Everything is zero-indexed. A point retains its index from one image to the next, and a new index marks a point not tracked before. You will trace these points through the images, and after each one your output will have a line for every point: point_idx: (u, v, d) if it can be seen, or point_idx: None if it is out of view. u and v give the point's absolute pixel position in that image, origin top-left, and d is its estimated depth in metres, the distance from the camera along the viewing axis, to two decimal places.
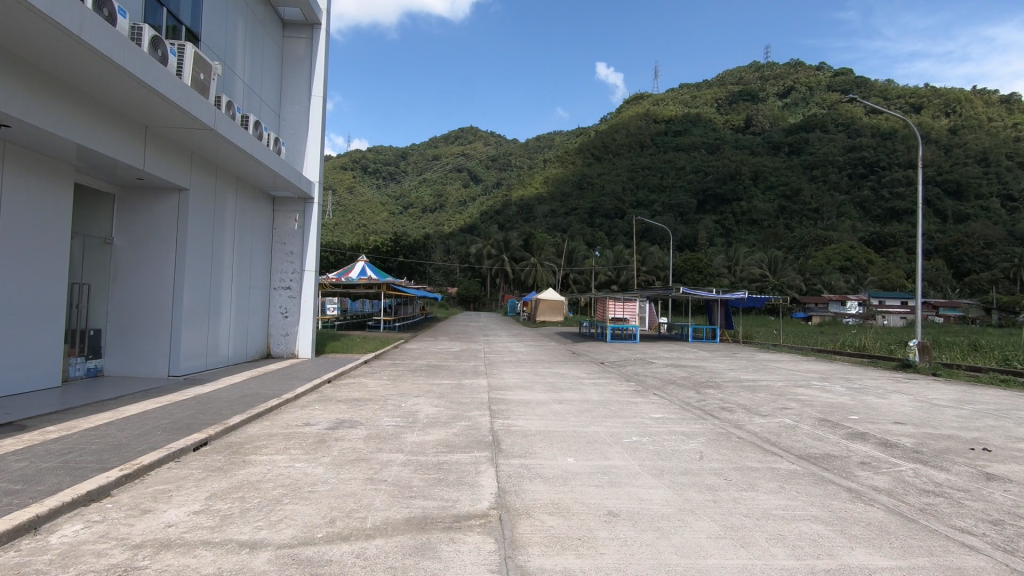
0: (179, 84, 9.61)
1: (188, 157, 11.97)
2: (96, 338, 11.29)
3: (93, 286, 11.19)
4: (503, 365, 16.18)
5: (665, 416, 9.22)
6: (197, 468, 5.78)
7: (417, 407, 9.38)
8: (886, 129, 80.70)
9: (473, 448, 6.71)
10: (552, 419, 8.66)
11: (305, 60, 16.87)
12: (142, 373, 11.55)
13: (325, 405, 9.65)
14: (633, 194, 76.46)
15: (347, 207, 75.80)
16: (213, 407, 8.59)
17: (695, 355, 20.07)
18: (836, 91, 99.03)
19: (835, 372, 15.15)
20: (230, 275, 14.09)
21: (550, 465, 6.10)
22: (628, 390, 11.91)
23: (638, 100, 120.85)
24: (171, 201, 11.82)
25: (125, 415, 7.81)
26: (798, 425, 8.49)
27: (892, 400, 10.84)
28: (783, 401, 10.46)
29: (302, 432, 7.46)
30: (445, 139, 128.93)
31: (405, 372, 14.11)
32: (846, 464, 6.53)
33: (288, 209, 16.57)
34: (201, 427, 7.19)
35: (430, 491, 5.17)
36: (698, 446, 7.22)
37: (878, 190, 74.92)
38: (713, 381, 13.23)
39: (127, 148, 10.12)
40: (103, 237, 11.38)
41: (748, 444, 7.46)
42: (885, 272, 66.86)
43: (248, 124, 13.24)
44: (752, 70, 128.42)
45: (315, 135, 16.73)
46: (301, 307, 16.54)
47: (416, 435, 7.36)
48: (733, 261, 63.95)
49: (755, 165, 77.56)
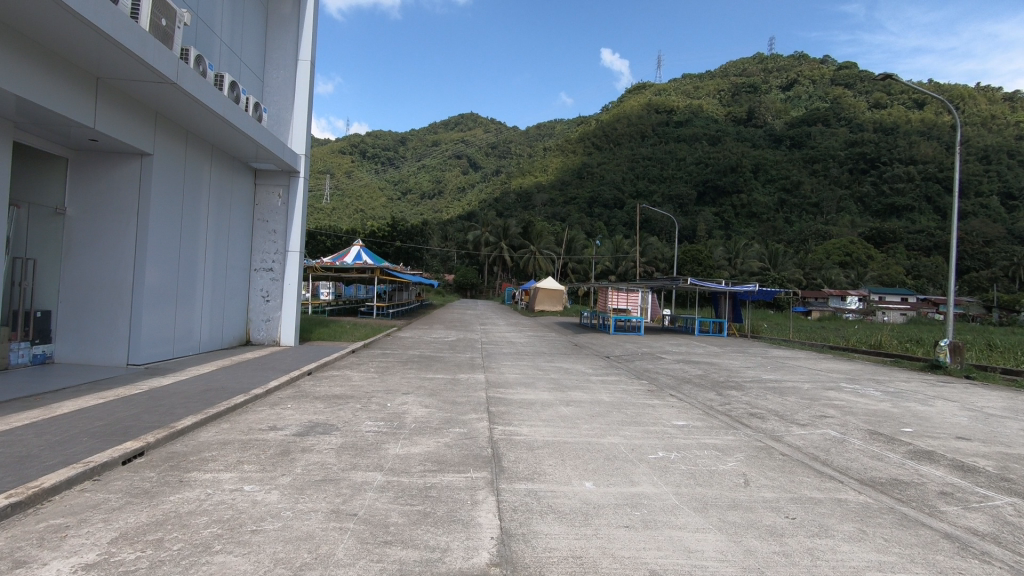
0: (134, 28, 8.19)
1: (153, 119, 10.63)
2: (45, 321, 10.01)
3: (38, 261, 9.90)
4: (501, 358, 14.96)
5: (690, 423, 8.01)
6: (115, 492, 4.52)
7: (404, 408, 8.13)
8: (888, 124, 79.43)
9: (469, 467, 5.47)
10: (560, 425, 7.46)
11: (292, 20, 15.40)
12: (97, 362, 10.29)
13: (298, 402, 8.41)
14: (633, 183, 74.79)
15: (344, 192, 74.32)
16: (165, 405, 7.32)
17: (706, 350, 18.90)
18: (840, 86, 97.67)
19: (860, 373, 13.94)
20: (206, 254, 12.84)
21: (565, 492, 4.88)
22: (642, 391, 10.68)
23: (640, 90, 119.29)
24: (133, 166, 10.49)
25: (55, 413, 6.58)
26: (848, 439, 7.27)
27: (940, 408, 9.62)
28: (818, 407, 9.26)
29: (263, 440, 6.22)
30: (444, 124, 127.14)
31: (395, 364, 12.83)
32: (923, 494, 5.35)
33: (270, 183, 15.26)
34: (137, 434, 5.87)
35: (412, 534, 3.93)
36: (738, 465, 6.03)
37: (879, 185, 74.07)
38: (734, 381, 11.98)
39: (78, 103, 8.82)
40: (54, 207, 10.09)
41: (795, 461, 6.30)
42: (886, 268, 66.26)
43: (223, 85, 11.79)
44: (755, 63, 126.56)
45: (301, 105, 15.37)
46: (284, 291, 15.22)
47: (400, 446, 6.12)
48: (733, 254, 62.42)
49: (757, 157, 76.01)
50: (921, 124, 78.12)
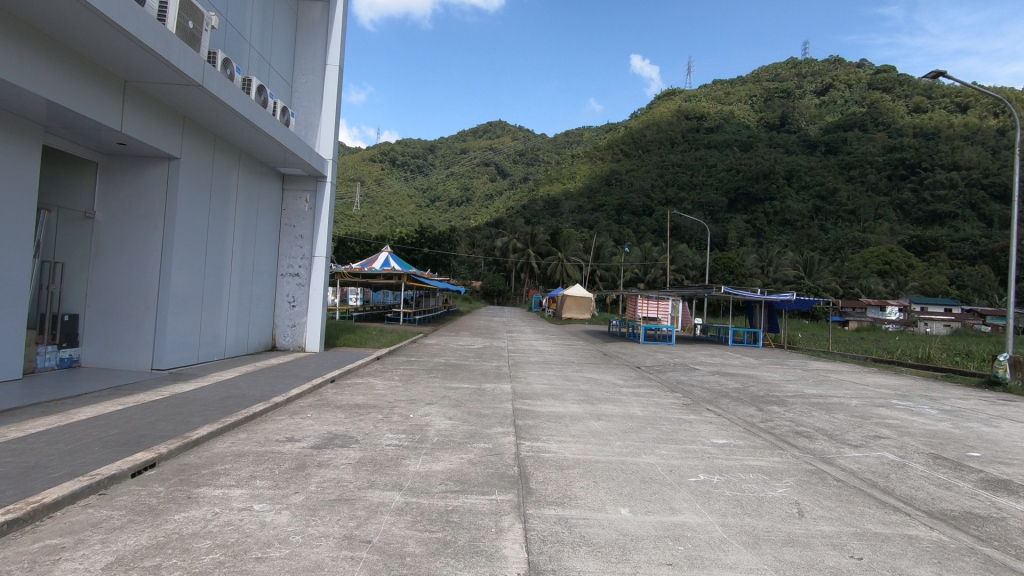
0: (160, 30, 8.09)
1: (181, 123, 10.61)
2: (72, 325, 10.01)
3: (67, 265, 9.94)
4: (529, 367, 14.52)
5: (732, 442, 7.46)
6: (118, 509, 4.27)
7: (427, 420, 7.78)
8: (929, 129, 76.82)
9: (494, 488, 5.07)
10: (591, 441, 7.01)
11: (321, 25, 15.37)
12: (122, 366, 10.25)
13: (319, 412, 8.14)
14: (662, 191, 73.69)
15: (374, 199, 75.04)
16: (183, 412, 7.11)
17: (741, 361, 18.09)
18: (878, 91, 95.01)
19: (912, 389, 13.02)
20: (232, 258, 12.80)
21: (598, 520, 4.44)
22: (676, 405, 10.11)
23: (671, 96, 118.09)
24: (160, 170, 10.46)
25: (72, 420, 6.41)
26: (909, 465, 6.62)
27: (1008, 430, 8.80)
28: (871, 427, 8.57)
29: (279, 452, 5.94)
30: (473, 132, 128.01)
31: (419, 372, 12.53)
32: (1005, 531, 4.74)
33: (298, 187, 15.22)
34: (149, 444, 5.63)
35: (430, 567, 3.54)
36: (787, 491, 5.49)
37: (920, 192, 71.47)
38: (776, 396, 11.27)
39: (106, 106, 8.78)
40: (84, 211, 10.13)
41: (852, 489, 5.72)
42: (927, 277, 63.53)
43: (251, 88, 11.70)
44: (788, 67, 124.08)
45: (329, 109, 15.30)
46: (310, 296, 15.12)
47: (421, 462, 5.76)
48: (766, 261, 60.70)
49: (790, 163, 74.16)
50: (964, 128, 75.00)
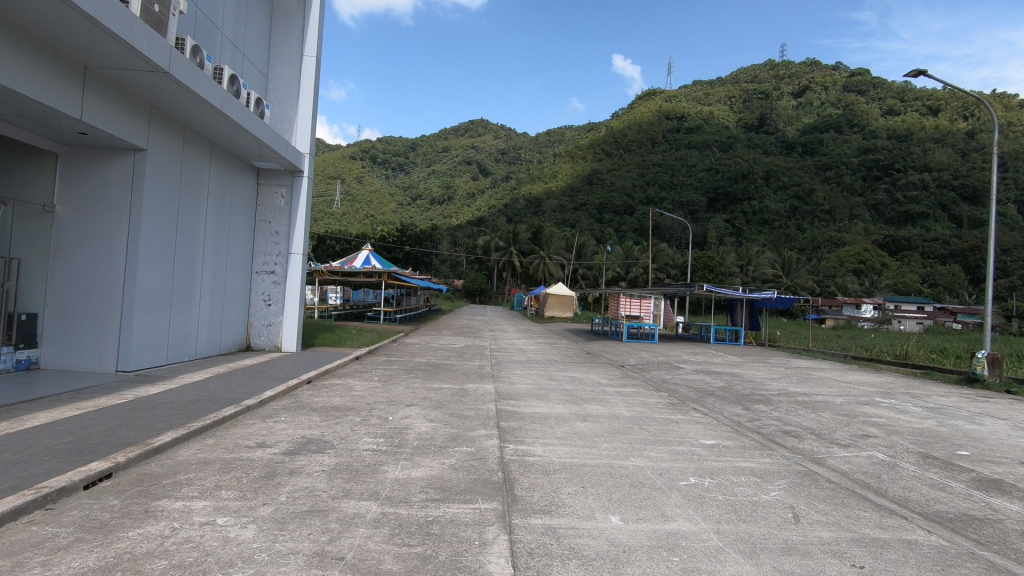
0: (124, 14, 7.64)
1: (147, 113, 10.13)
2: (30, 325, 9.47)
3: (23, 261, 9.37)
4: (512, 367, 14.24)
5: (721, 443, 7.28)
6: (65, 526, 3.90)
7: (408, 423, 7.47)
8: (902, 131, 78.45)
9: (477, 496, 4.79)
10: (578, 444, 6.78)
11: (297, 14, 14.88)
12: (85, 367, 9.74)
13: (293, 415, 7.79)
14: (643, 190, 73.93)
15: (355, 197, 74.03)
16: (146, 417, 6.71)
17: (725, 359, 18.04)
18: (853, 93, 96.69)
19: (894, 386, 13.06)
20: (204, 254, 12.31)
21: (588, 530, 4.19)
22: (663, 404, 9.93)
23: (651, 96, 118.83)
24: (126, 162, 9.97)
25: (23, 427, 5.97)
26: (900, 465, 6.50)
27: (991, 427, 8.79)
28: (858, 425, 8.48)
29: (249, 459, 5.59)
30: (455, 130, 127.31)
31: (399, 373, 12.18)
32: (1002, 533, 4.62)
33: (274, 182, 14.74)
34: (106, 453, 5.24)
35: None
36: (780, 495, 5.30)
37: (893, 193, 72.81)
38: (761, 395, 11.17)
39: (65, 94, 8.28)
40: (42, 205, 9.59)
41: (845, 491, 5.56)
42: (901, 276, 64.66)
43: (222, 78, 11.23)
44: (767, 69, 125.70)
45: (306, 102, 14.85)
46: (286, 294, 14.66)
47: (401, 469, 5.47)
48: (745, 260, 61.19)
49: (768, 164, 75.02)
50: (935, 130, 76.62)
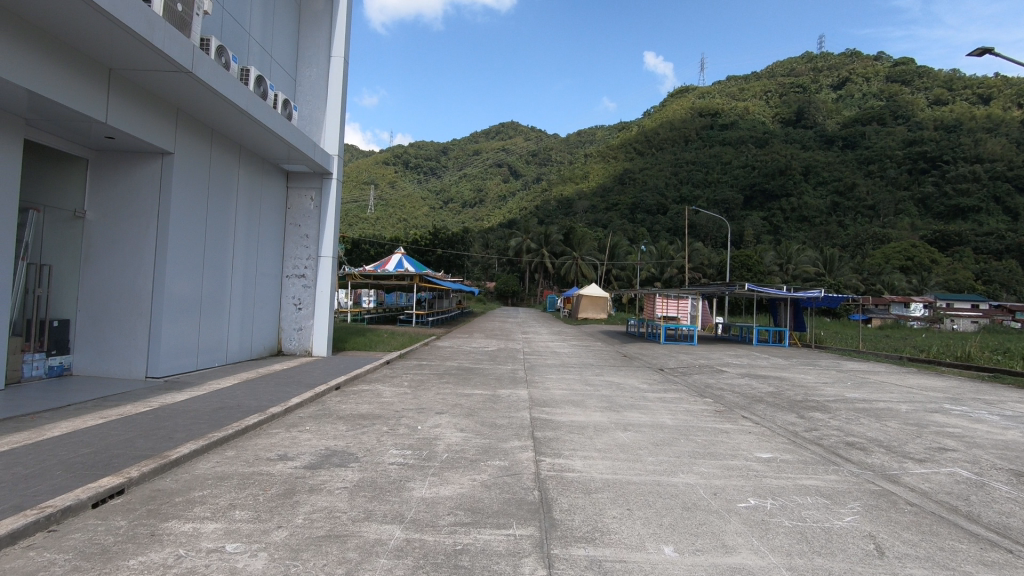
0: (146, 13, 7.44)
1: (174, 116, 10.04)
2: (62, 331, 9.45)
3: (55, 268, 9.38)
4: (546, 371, 13.69)
5: (778, 456, 6.62)
6: (64, 552, 3.58)
7: (437, 433, 7.05)
8: (951, 121, 74.99)
9: (512, 519, 4.31)
10: (619, 456, 6.25)
11: (325, 16, 14.74)
12: (115, 374, 9.69)
13: (319, 423, 7.47)
14: (677, 189, 72.35)
15: (387, 202, 74.60)
16: (167, 427, 6.45)
17: (771, 362, 17.08)
18: (897, 83, 92.80)
19: (962, 392, 11.99)
20: (234, 259, 12.21)
21: (638, 564, 3.66)
22: (709, 412, 9.27)
23: (683, 93, 116.53)
24: (154, 166, 9.89)
25: (42, 437, 5.77)
26: (990, 484, 5.73)
27: None
28: (931, 437, 7.66)
29: (268, 473, 5.25)
30: (485, 134, 127.50)
31: (430, 378, 11.81)
32: None
33: (303, 185, 14.62)
34: (119, 467, 4.96)
35: None
36: (856, 520, 4.65)
37: (942, 185, 69.35)
38: (816, 401, 10.36)
39: (90, 97, 8.18)
40: (74, 211, 9.60)
41: (932, 516, 4.85)
42: (951, 273, 61.46)
43: (249, 79, 11.06)
44: (803, 62, 121.92)
45: (334, 103, 14.68)
46: (316, 299, 14.50)
47: (429, 486, 5.04)
48: (785, 259, 58.98)
49: (807, 159, 72.40)
50: (986, 120, 73.73)
